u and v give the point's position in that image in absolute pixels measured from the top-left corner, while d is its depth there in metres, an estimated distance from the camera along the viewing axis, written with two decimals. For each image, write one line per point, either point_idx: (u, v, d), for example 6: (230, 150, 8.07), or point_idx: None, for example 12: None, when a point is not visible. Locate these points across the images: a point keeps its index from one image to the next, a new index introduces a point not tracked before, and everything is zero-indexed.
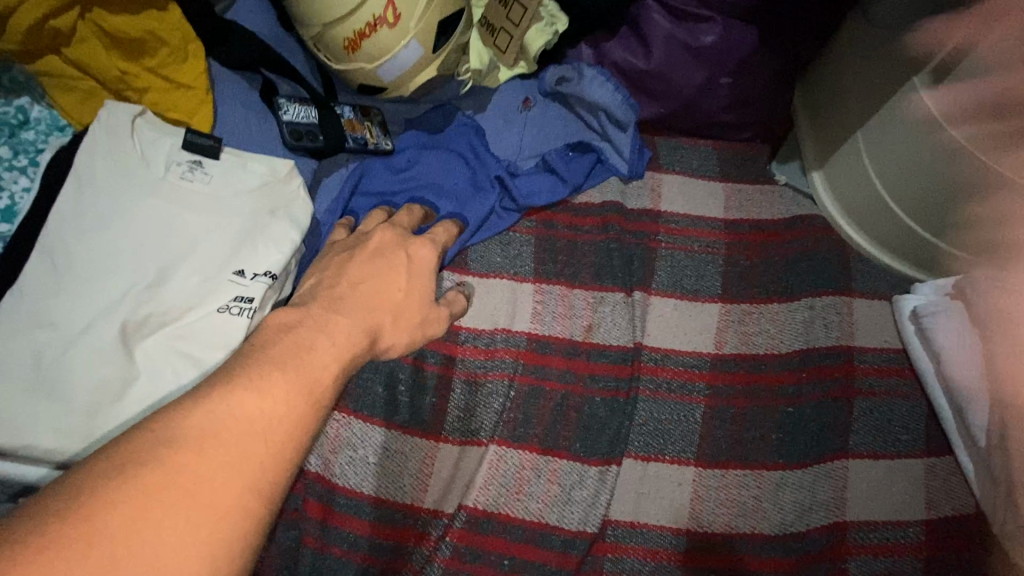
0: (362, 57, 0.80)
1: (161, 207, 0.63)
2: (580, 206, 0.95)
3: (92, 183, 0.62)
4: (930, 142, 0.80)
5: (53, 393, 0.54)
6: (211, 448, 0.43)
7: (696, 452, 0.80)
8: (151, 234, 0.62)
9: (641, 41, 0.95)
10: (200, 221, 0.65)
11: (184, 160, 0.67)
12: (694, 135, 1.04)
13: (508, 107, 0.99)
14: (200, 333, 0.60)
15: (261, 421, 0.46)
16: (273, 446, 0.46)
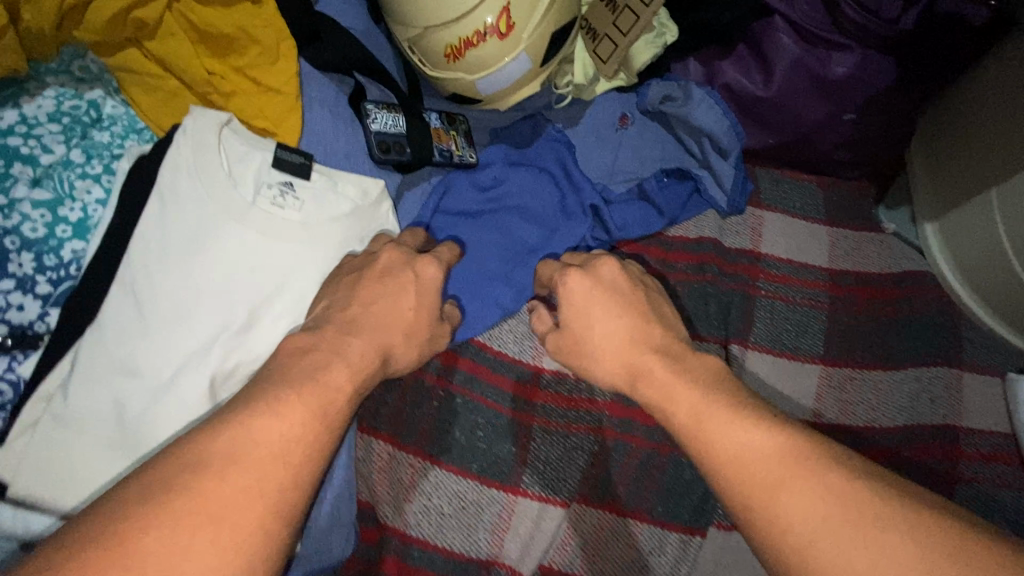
0: (462, 66, 0.72)
1: (250, 238, 0.57)
2: (675, 240, 0.87)
3: (177, 206, 0.55)
4: None
5: (138, 450, 0.50)
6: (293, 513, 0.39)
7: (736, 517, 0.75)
8: (237, 269, 0.56)
9: (761, 63, 0.86)
10: (291, 254, 0.58)
11: (274, 183, 0.59)
12: (800, 169, 0.95)
13: (601, 125, 0.91)
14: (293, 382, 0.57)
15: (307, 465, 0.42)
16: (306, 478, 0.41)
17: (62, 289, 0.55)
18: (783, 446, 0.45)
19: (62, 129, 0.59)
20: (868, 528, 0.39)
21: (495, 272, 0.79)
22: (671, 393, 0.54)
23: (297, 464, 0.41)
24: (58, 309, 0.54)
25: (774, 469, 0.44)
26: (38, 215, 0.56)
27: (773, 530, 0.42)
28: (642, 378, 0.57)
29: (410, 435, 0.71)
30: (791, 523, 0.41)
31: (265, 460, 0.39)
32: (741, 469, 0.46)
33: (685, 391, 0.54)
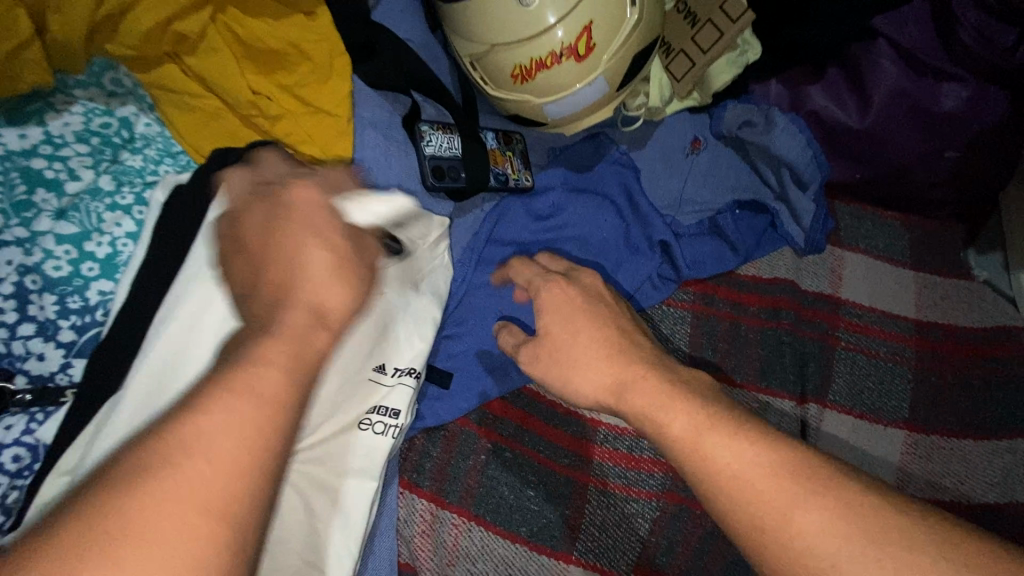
0: (531, 88, 0.64)
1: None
2: (747, 279, 0.80)
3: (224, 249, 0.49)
4: None
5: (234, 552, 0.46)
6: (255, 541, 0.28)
7: None
8: None
9: (855, 90, 0.77)
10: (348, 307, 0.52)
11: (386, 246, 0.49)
12: (884, 206, 0.87)
13: (671, 150, 0.83)
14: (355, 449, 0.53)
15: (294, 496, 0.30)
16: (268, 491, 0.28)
17: (87, 338, 0.49)
18: (764, 454, 0.37)
19: (89, 151, 0.53)
20: (890, 553, 0.32)
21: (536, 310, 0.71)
22: (664, 416, 0.42)
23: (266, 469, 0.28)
24: (83, 361, 0.48)
25: (777, 487, 0.35)
26: (62, 251, 0.50)
27: (784, 554, 0.34)
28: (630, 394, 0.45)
29: (457, 493, 0.65)
30: (802, 543, 0.33)
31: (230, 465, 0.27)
32: (743, 488, 0.36)
33: (680, 406, 0.42)
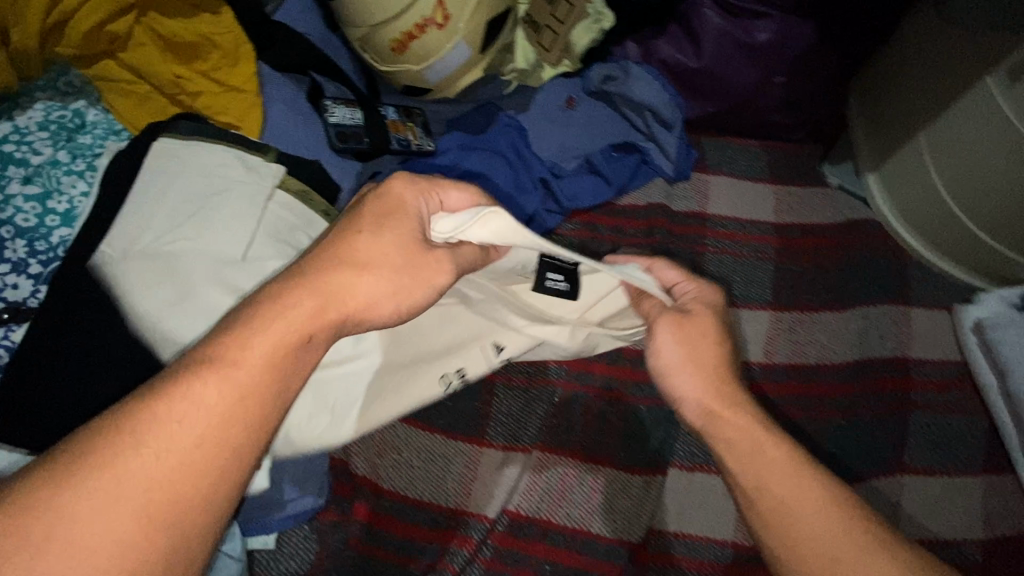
0: (409, 58, 0.80)
1: (241, 211, 0.65)
2: (625, 208, 0.94)
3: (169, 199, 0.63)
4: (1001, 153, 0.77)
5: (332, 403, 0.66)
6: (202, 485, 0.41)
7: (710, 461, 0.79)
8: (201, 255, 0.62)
9: (691, 38, 0.92)
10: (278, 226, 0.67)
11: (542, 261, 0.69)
12: (743, 135, 1.01)
13: (550, 107, 0.97)
14: (389, 393, 0.69)
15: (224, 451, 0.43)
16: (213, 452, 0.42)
17: (50, 269, 0.62)
18: (804, 485, 0.52)
19: (51, 134, 0.67)
20: None
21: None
22: (759, 444, 0.55)
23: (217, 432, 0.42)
24: (47, 284, 0.61)
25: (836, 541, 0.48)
26: (29, 207, 0.63)
27: None
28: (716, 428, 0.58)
29: None
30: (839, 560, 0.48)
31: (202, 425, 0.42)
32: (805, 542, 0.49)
33: (761, 437, 0.56)
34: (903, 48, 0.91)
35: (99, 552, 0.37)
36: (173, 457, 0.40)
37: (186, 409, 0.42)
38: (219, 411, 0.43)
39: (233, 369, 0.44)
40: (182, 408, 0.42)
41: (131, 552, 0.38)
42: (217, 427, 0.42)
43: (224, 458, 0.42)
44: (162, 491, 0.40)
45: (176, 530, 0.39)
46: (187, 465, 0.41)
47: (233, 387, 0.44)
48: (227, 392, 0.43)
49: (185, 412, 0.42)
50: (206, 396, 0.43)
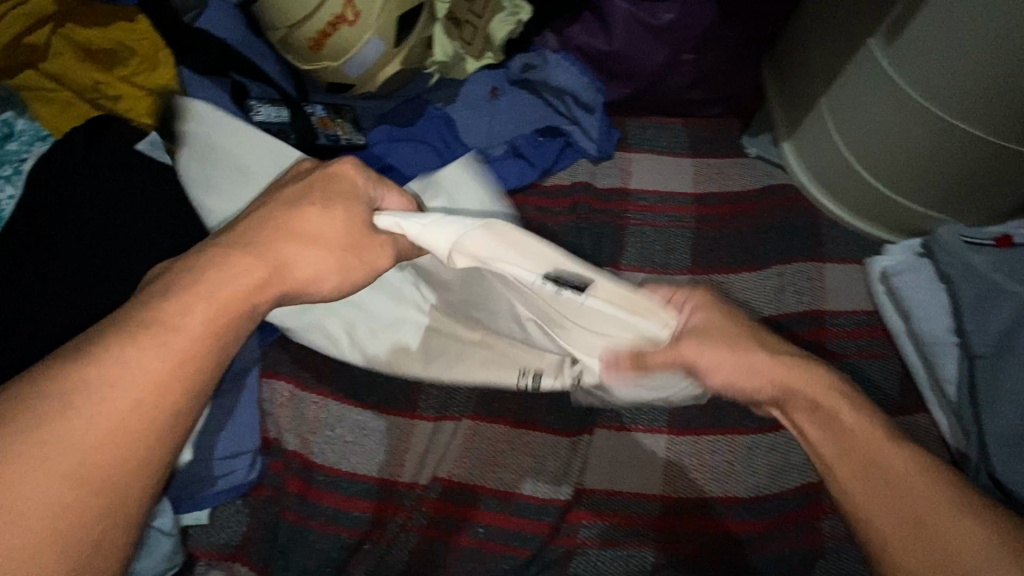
0: (326, 55, 0.84)
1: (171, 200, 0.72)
2: (550, 189, 0.98)
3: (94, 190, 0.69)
4: (898, 113, 0.81)
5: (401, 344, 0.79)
6: (142, 451, 0.39)
7: (636, 418, 0.82)
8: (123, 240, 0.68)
9: (601, 23, 0.97)
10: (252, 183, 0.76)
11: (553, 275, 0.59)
12: (664, 113, 1.05)
13: (475, 98, 1.01)
14: (461, 364, 0.78)
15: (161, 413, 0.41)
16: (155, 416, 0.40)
17: None
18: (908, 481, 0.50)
19: None
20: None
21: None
22: (836, 413, 0.54)
23: (159, 397, 0.41)
24: None
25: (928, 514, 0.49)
26: None
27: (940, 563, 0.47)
28: (792, 398, 0.56)
29: (313, 377, 0.78)
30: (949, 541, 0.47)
31: (143, 389, 0.40)
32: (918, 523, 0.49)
33: (842, 411, 0.54)
34: (807, 20, 0.96)
35: (44, 523, 0.35)
36: (116, 425, 0.39)
37: (122, 372, 0.40)
38: (153, 379, 0.40)
39: (167, 334, 0.42)
40: (116, 374, 0.40)
41: (74, 523, 0.36)
42: (151, 393, 0.40)
43: (167, 425, 0.41)
44: (103, 461, 0.38)
45: (121, 493, 0.38)
46: (124, 436, 0.39)
47: (164, 354, 0.41)
48: (164, 358, 0.41)
49: (125, 380, 0.40)
50: (145, 362, 0.41)
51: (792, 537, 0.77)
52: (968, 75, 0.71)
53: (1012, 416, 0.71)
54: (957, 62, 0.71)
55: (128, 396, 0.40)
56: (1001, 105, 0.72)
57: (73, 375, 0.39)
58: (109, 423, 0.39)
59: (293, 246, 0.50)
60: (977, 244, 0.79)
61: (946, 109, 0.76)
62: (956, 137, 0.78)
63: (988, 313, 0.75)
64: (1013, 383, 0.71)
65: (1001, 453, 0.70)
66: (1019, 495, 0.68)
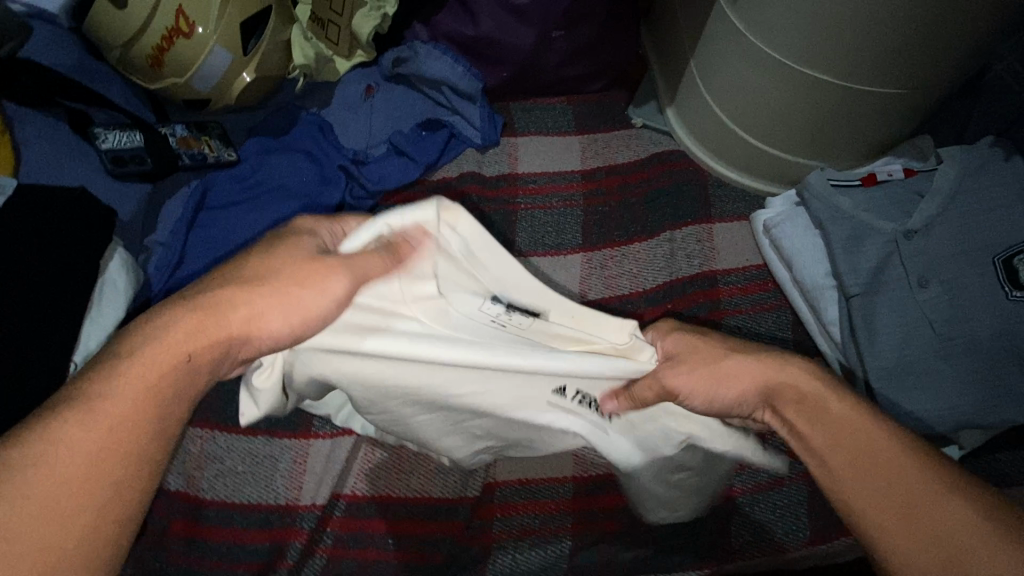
0: (170, 71, 0.82)
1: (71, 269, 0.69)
2: (437, 182, 0.95)
3: None
4: (759, 68, 0.82)
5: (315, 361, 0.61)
6: (105, 529, 0.40)
7: None
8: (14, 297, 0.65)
9: (466, 8, 0.95)
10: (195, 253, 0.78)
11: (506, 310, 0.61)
12: (547, 95, 1.04)
13: (350, 99, 0.98)
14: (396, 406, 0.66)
15: (108, 477, 0.41)
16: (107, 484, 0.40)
17: None
18: (895, 463, 0.48)
19: None
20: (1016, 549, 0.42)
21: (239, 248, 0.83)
22: (825, 404, 0.53)
23: (116, 466, 0.41)
24: None
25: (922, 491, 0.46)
26: None
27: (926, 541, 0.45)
28: (778, 391, 0.56)
29: (196, 411, 0.75)
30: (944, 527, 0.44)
31: (87, 465, 0.40)
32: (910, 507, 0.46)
33: (829, 400, 0.53)
34: None
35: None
36: (59, 501, 0.38)
37: (63, 449, 0.39)
38: (95, 452, 0.40)
39: (104, 405, 0.42)
40: (59, 455, 0.39)
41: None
42: (92, 465, 0.40)
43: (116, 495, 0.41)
44: (52, 538, 0.37)
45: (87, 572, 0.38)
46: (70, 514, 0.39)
47: (101, 425, 0.41)
48: (98, 431, 0.41)
49: (65, 459, 0.39)
50: (79, 437, 0.40)
51: (705, 498, 0.77)
52: (818, 22, 0.71)
53: (891, 351, 0.72)
54: (806, 11, 0.71)
55: (74, 471, 0.39)
56: (850, 49, 0.73)
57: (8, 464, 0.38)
58: (58, 501, 0.38)
59: (235, 290, 0.49)
60: (844, 186, 0.80)
61: (807, 56, 0.76)
62: (818, 83, 0.79)
63: (860, 253, 0.76)
64: (889, 317, 0.73)
65: (884, 387, 0.71)
66: (904, 425, 0.70)
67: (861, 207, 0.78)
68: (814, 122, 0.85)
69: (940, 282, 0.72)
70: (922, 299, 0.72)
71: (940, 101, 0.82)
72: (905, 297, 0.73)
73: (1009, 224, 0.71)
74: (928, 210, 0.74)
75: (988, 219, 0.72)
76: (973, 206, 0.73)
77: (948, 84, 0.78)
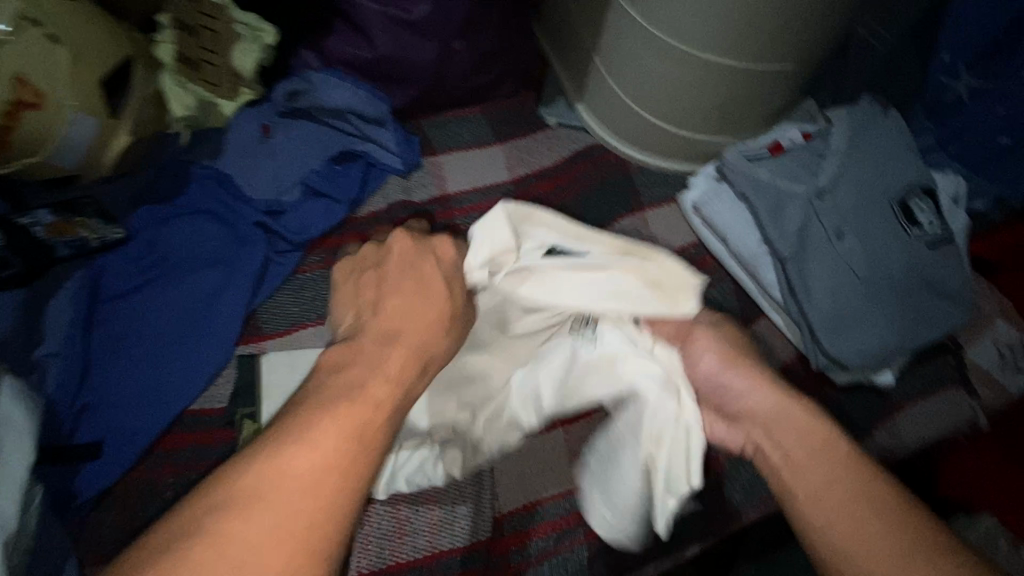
0: (20, 151, 0.73)
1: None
2: (367, 219, 0.89)
3: None
4: (665, 58, 0.85)
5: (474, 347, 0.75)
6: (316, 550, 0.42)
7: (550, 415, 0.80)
8: None
9: (357, 29, 0.89)
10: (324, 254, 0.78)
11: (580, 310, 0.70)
12: (459, 105, 1.01)
13: (246, 143, 0.87)
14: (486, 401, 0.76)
15: (308, 485, 0.43)
16: (324, 500, 0.43)
17: None
18: (864, 505, 0.50)
19: None
20: None
21: (157, 341, 0.73)
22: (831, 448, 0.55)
23: (328, 475, 0.44)
24: None
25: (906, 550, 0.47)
26: None
27: None
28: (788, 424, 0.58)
29: None
30: None
31: (318, 473, 0.43)
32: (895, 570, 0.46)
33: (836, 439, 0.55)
34: None
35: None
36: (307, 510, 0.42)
37: (306, 455, 0.44)
38: (329, 455, 0.44)
39: (337, 411, 0.47)
40: (302, 456, 0.44)
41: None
42: (342, 452, 0.45)
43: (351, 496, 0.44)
44: (313, 514, 0.42)
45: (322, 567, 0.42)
46: (302, 527, 0.42)
47: (338, 432, 0.45)
48: (335, 435, 0.45)
49: (315, 471, 0.43)
50: (324, 439, 0.45)
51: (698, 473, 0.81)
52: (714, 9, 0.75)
53: (826, 302, 0.80)
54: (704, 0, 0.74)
55: (295, 483, 0.43)
56: (745, 32, 0.77)
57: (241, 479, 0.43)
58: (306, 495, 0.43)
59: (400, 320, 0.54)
60: (757, 157, 0.86)
61: (707, 42, 0.80)
62: (719, 67, 0.83)
63: (784, 218, 0.83)
64: (820, 274, 0.80)
65: (827, 335, 0.80)
66: (847, 362, 0.79)
67: (778, 176, 0.84)
68: (719, 102, 0.90)
69: (855, 231, 0.80)
70: (843, 250, 0.80)
71: (817, 67, 0.91)
72: (830, 250, 0.80)
73: (898, 171, 0.82)
74: (830, 170, 0.83)
75: (881, 169, 0.82)
76: (867, 160, 0.83)
77: (824, 52, 0.86)
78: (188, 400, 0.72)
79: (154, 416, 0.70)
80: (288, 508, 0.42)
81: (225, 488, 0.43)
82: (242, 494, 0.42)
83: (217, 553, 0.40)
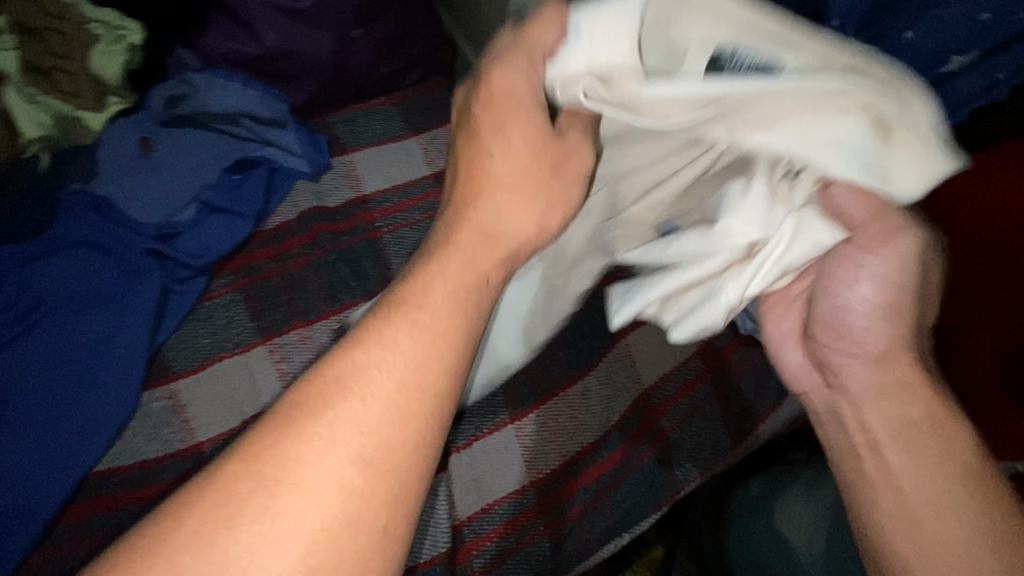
0: None
1: None
2: (275, 231, 0.80)
3: None
4: None
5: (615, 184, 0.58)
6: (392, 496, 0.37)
7: (506, 412, 0.80)
8: None
9: (241, 23, 0.82)
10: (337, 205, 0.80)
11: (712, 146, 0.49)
12: (368, 94, 0.94)
13: (124, 159, 0.77)
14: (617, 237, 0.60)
15: (377, 431, 0.38)
16: (409, 428, 0.39)
17: None
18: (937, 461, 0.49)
19: None
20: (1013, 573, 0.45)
21: (47, 398, 0.66)
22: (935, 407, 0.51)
23: (417, 395, 0.39)
24: None
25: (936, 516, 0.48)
26: None
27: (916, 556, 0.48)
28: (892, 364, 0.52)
29: None
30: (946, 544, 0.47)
31: (406, 386, 0.39)
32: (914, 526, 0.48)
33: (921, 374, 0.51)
34: None
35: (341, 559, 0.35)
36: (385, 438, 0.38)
37: (391, 365, 0.39)
38: (416, 360, 0.40)
39: (413, 305, 0.42)
40: (383, 355, 0.40)
41: (373, 536, 0.37)
42: (425, 359, 0.40)
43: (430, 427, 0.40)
44: (398, 432, 0.38)
45: (372, 530, 0.37)
46: (381, 460, 0.37)
47: (425, 327, 0.41)
48: (422, 332, 0.41)
49: (393, 393, 0.39)
50: (404, 338, 0.41)
51: (647, 448, 0.83)
52: None
53: None
54: None
55: (384, 389, 0.39)
56: None
57: (320, 394, 0.39)
58: (379, 423, 0.38)
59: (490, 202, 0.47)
60: None
61: None
62: None
63: None
64: None
65: None
66: None
67: None
68: None
69: None
70: None
71: None
72: None
73: None
74: None
75: None
76: None
77: None
78: (88, 466, 0.64)
79: (52, 486, 0.62)
80: (364, 448, 0.37)
81: (329, 370, 0.40)
82: (309, 401, 0.38)
83: (284, 473, 0.36)
